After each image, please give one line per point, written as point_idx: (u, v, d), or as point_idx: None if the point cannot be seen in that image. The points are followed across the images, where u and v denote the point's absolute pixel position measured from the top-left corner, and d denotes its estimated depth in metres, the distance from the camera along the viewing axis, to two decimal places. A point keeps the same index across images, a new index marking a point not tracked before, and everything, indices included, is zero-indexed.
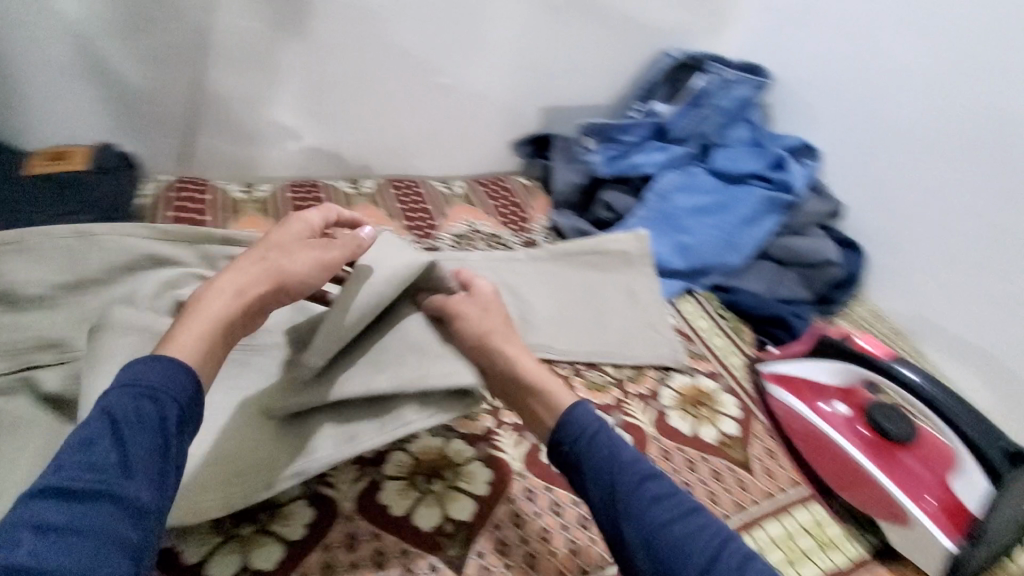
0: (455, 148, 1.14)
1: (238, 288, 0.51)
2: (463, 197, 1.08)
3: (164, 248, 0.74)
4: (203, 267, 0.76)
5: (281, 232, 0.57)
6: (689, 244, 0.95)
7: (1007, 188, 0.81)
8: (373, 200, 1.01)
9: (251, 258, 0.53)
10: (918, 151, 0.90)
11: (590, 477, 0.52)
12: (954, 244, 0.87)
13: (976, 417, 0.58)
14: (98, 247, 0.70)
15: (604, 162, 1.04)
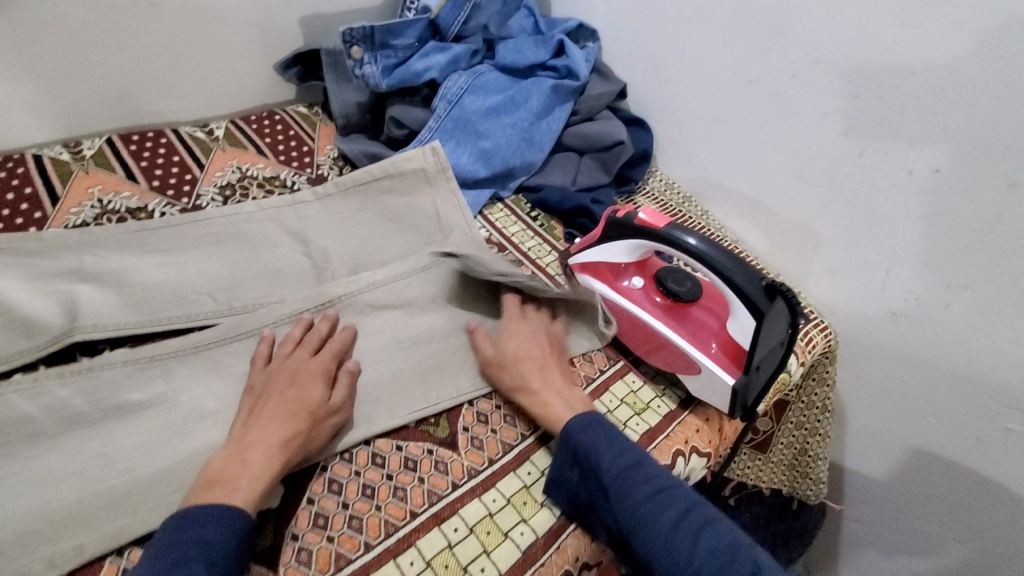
0: (204, 81, 0.95)
1: (280, 453, 0.52)
2: (226, 139, 0.90)
3: None
4: None
5: (307, 383, 0.57)
6: (488, 149, 0.90)
7: (754, 40, 0.83)
8: (101, 162, 0.81)
9: (285, 417, 0.54)
10: (680, 17, 0.91)
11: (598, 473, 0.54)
12: (720, 104, 0.91)
13: (741, 265, 0.61)
14: None
15: (379, 72, 0.91)
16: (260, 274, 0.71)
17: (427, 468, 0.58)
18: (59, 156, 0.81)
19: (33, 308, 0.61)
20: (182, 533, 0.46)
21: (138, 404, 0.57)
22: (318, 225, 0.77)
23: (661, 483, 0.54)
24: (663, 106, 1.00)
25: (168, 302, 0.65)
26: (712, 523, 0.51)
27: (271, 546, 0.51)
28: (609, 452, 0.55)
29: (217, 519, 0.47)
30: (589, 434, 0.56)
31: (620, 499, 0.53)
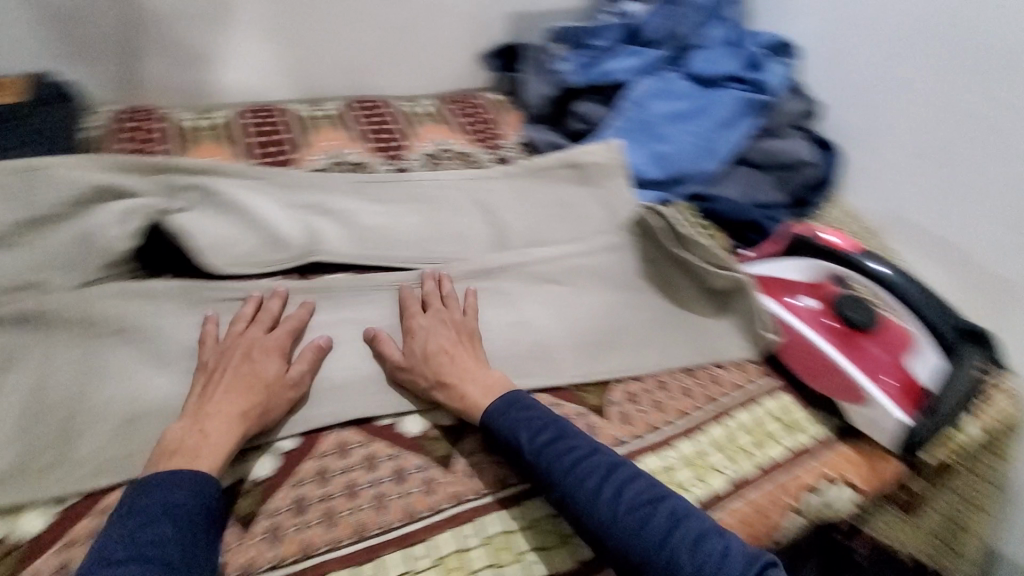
0: (418, 61, 1.07)
1: (239, 423, 0.57)
2: (432, 116, 1.03)
3: (117, 177, 0.70)
4: (162, 198, 0.72)
5: (261, 360, 0.61)
6: (665, 153, 0.93)
7: (986, 76, 0.80)
8: (336, 122, 0.97)
9: (256, 389, 0.59)
10: (901, 44, 0.89)
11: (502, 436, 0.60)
12: (931, 137, 0.86)
13: (934, 303, 0.66)
14: (48, 180, 0.67)
15: (575, 69, 0.99)
16: (452, 233, 0.80)
17: (617, 414, 0.65)
18: (307, 113, 0.98)
19: (284, 228, 0.74)
20: (167, 495, 0.51)
21: (352, 320, 0.69)
22: (502, 199, 0.85)
23: (612, 461, 0.58)
24: (857, 132, 0.96)
25: (380, 244, 0.77)
26: (636, 478, 0.57)
27: (446, 457, 0.63)
28: (510, 418, 0.60)
29: (181, 482, 0.52)
30: (507, 411, 0.61)
31: (539, 469, 0.58)
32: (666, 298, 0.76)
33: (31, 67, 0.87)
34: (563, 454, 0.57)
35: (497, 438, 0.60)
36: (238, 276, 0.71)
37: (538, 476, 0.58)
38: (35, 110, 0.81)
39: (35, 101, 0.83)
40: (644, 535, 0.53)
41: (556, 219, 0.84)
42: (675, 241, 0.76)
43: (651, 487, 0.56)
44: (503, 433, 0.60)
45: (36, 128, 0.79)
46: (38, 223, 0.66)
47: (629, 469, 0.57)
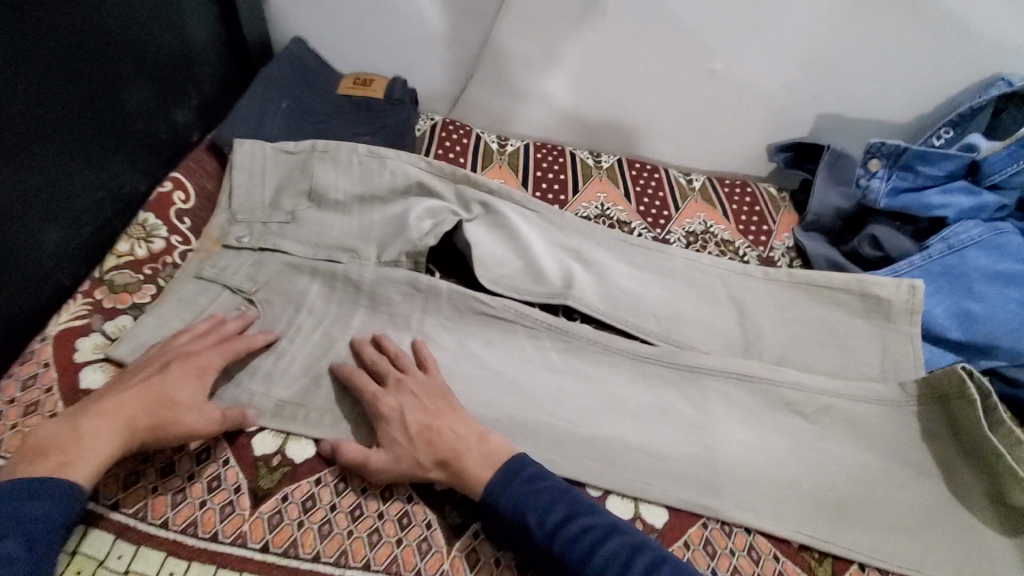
0: (704, 139, 1.07)
1: (123, 433, 0.55)
2: (700, 193, 1.01)
3: (431, 180, 0.81)
4: (457, 207, 0.81)
5: (178, 375, 0.60)
6: (976, 315, 0.79)
7: None
8: (609, 174, 1.00)
9: (424, 398, 0.63)
10: None
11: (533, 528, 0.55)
12: None
13: None
14: (385, 169, 0.81)
15: (885, 190, 0.87)
16: (701, 322, 0.78)
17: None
18: (586, 160, 1.03)
19: (548, 265, 0.79)
20: (24, 506, 0.49)
21: (583, 373, 0.70)
22: (766, 311, 0.79)
23: (555, 517, 0.56)
24: None
25: (627, 310, 0.77)
26: (654, 551, 0.55)
27: None
28: (510, 490, 0.57)
29: (54, 497, 0.51)
30: (515, 487, 0.57)
31: (551, 556, 0.54)
32: (935, 487, 0.66)
33: (391, 71, 1.05)
34: (580, 540, 0.54)
35: (497, 519, 0.57)
36: (499, 295, 0.77)
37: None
38: (387, 108, 0.99)
39: (388, 100, 1.00)
40: None
41: (818, 348, 0.77)
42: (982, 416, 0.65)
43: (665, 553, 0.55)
44: (506, 517, 0.56)
45: (384, 123, 0.96)
46: (368, 201, 0.79)
47: (641, 539, 0.56)
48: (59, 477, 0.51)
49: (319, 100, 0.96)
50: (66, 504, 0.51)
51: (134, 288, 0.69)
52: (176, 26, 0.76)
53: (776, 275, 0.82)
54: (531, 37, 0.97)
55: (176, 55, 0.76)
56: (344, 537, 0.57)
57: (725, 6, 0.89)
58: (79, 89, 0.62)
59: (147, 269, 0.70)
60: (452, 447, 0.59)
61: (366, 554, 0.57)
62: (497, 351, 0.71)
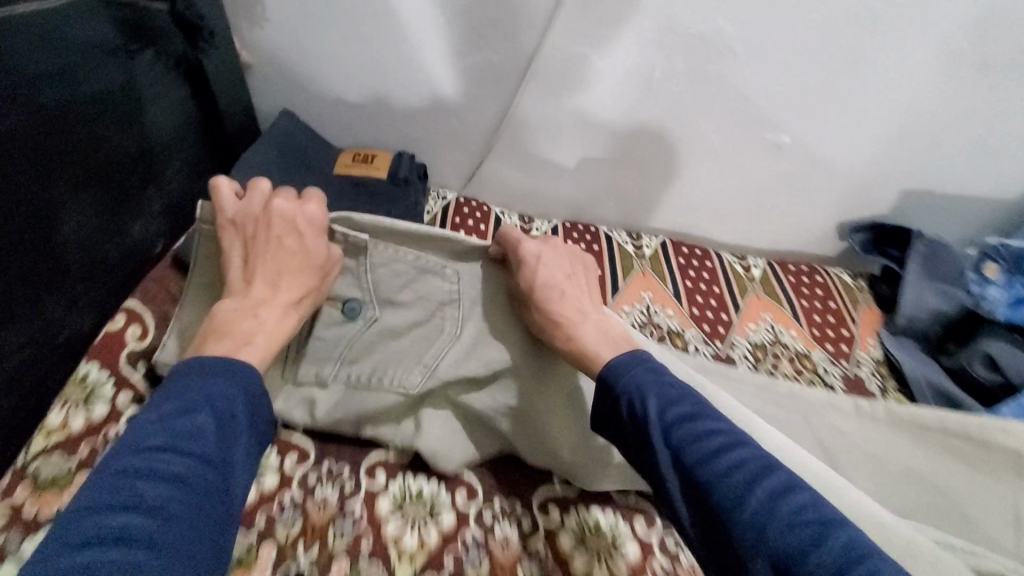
0: (762, 215, 0.91)
1: (293, 311, 0.55)
2: (761, 283, 0.85)
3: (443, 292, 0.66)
4: None
5: (291, 241, 0.57)
6: None
7: None
8: (654, 266, 0.85)
9: (561, 263, 0.64)
10: None
11: (654, 410, 0.50)
12: None
13: None
14: None
15: (1003, 301, 0.74)
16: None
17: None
18: (625, 245, 0.88)
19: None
20: (200, 386, 0.45)
21: (644, 569, 0.55)
22: (868, 466, 0.66)
23: (683, 411, 0.50)
24: None
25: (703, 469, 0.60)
26: (797, 491, 0.44)
27: None
28: (650, 385, 0.52)
29: (235, 370, 0.48)
30: (633, 374, 0.53)
31: (661, 465, 0.48)
32: None
33: (394, 142, 0.91)
34: (700, 443, 0.47)
35: (615, 403, 0.53)
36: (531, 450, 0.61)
37: (692, 484, 0.46)
38: (391, 190, 0.85)
39: (391, 180, 0.86)
40: (767, 530, 0.42)
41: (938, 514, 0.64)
42: None
43: (817, 509, 0.43)
44: (623, 394, 0.52)
45: (387, 211, 0.82)
46: None
47: (785, 475, 0.45)
48: (235, 357, 0.49)
49: (313, 187, 0.82)
50: (248, 379, 0.48)
51: (63, 481, 0.51)
52: (133, 122, 0.62)
53: (873, 412, 0.69)
54: (558, 106, 0.82)
55: (133, 159, 0.62)
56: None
57: (800, 75, 0.73)
58: (6, 225, 0.48)
59: (84, 448, 0.54)
60: (549, 299, 0.59)
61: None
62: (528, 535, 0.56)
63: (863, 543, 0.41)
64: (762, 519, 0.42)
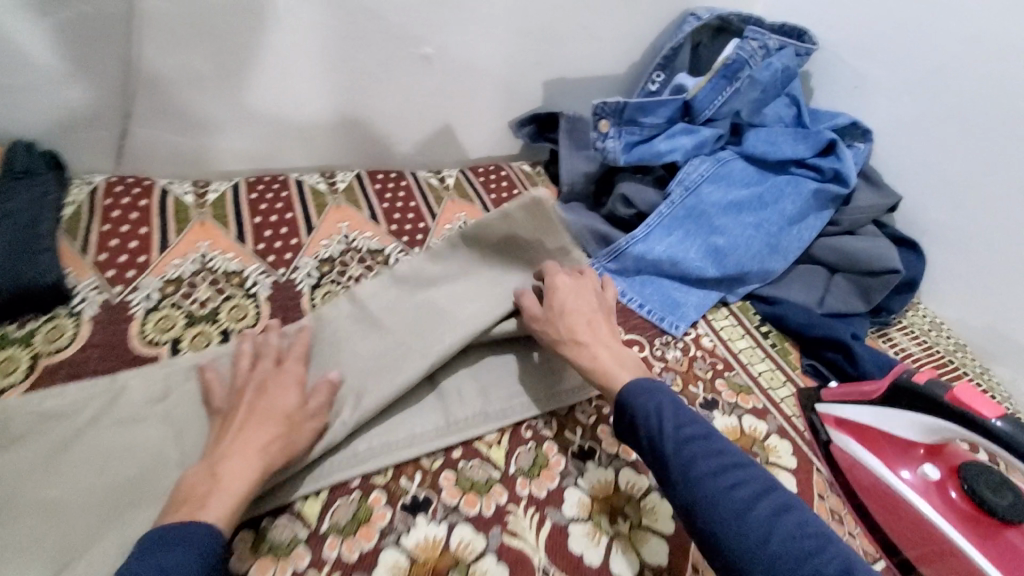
0: (447, 131, 0.98)
1: None
2: (455, 190, 0.92)
3: None
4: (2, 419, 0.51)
5: None
6: (722, 247, 0.81)
7: None
8: (348, 196, 0.85)
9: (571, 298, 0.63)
10: (974, 144, 0.79)
11: (656, 430, 0.52)
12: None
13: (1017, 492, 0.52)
14: None
15: (620, 148, 0.86)
16: (496, 366, 0.65)
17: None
18: (316, 185, 0.86)
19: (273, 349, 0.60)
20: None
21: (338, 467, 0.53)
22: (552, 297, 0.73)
23: (718, 441, 0.50)
24: (948, 231, 0.83)
25: (380, 366, 0.60)
26: (788, 513, 0.46)
27: None
28: (671, 418, 0.52)
29: (194, 537, 0.42)
30: (649, 399, 0.54)
31: (671, 478, 0.50)
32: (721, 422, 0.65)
33: None
34: (693, 449, 0.50)
35: (632, 422, 0.54)
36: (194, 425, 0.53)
37: (668, 478, 0.50)
38: (4, 185, 0.68)
39: (7, 171, 0.69)
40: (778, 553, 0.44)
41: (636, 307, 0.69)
42: (749, 340, 0.77)
43: (812, 531, 0.45)
44: (642, 416, 0.53)
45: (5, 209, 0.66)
46: None
47: (782, 494, 0.47)
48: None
49: None
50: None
51: None
52: None
53: None
54: (188, 52, 0.75)
55: None
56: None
57: None
58: None
59: None
60: (573, 327, 0.60)
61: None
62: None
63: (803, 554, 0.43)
64: (757, 508, 0.46)
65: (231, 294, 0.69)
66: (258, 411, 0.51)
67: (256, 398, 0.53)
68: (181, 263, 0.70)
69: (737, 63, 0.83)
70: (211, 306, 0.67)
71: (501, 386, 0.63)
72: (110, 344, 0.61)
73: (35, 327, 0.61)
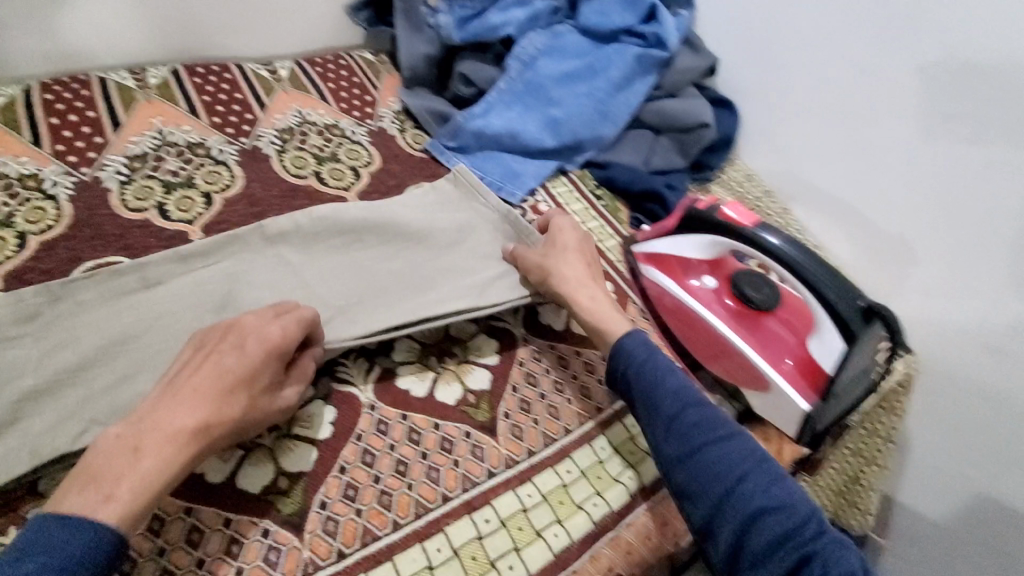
0: (276, 19, 0.91)
1: None
2: (289, 81, 0.87)
3: None
4: None
5: None
6: (558, 117, 0.84)
7: (851, 63, 0.80)
8: (164, 93, 0.79)
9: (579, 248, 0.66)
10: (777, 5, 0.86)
11: (654, 391, 0.55)
12: (812, 106, 0.85)
13: (774, 292, 0.63)
14: None
15: (453, 24, 0.86)
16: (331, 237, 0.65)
17: (538, 413, 0.60)
18: (123, 81, 0.79)
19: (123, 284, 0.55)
20: (43, 532, 0.38)
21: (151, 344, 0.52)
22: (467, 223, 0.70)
23: (712, 407, 0.55)
24: (758, 87, 0.91)
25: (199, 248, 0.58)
26: (779, 479, 0.50)
27: (295, 515, 0.50)
28: (674, 380, 0.56)
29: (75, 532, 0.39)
30: (647, 357, 0.57)
31: (668, 433, 0.54)
32: None
33: None
34: (693, 412, 0.54)
35: (629, 380, 0.57)
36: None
37: (662, 434, 0.54)
38: None
39: None
40: (754, 506, 0.49)
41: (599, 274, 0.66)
42: (582, 203, 0.82)
43: (789, 494, 0.50)
44: (637, 372, 0.57)
45: None
46: None
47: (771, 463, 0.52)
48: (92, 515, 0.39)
49: None
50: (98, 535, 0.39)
51: None
52: None
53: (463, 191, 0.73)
54: None
55: None
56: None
57: None
58: None
59: None
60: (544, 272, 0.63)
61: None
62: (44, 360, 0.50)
63: (781, 523, 0.48)
64: (750, 466, 0.51)
65: (25, 197, 0.63)
66: (229, 359, 0.48)
67: (227, 337, 0.49)
68: None
69: None
70: (1, 210, 0.61)
71: (330, 256, 0.63)
72: None
73: None
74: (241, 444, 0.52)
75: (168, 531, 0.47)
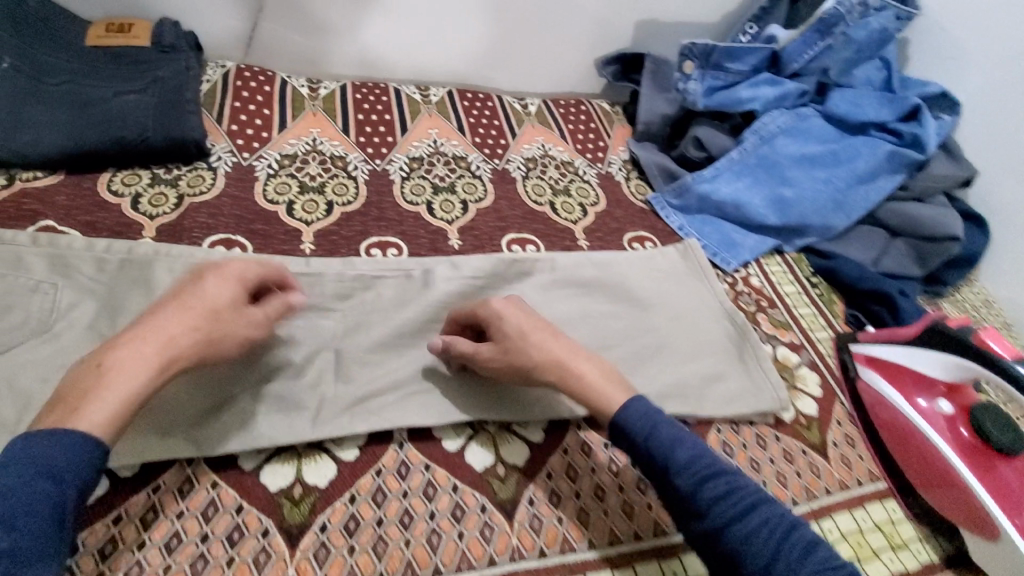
0: (537, 63, 1.03)
1: None
2: (536, 117, 0.98)
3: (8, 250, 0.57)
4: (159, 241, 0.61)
5: None
6: (788, 198, 0.84)
7: None
8: (441, 109, 0.93)
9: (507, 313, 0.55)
10: None
11: (671, 460, 0.48)
12: None
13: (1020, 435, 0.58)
14: None
15: (701, 91, 0.89)
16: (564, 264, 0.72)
17: None
18: (412, 95, 0.94)
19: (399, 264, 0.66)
20: (28, 448, 0.38)
21: (415, 318, 0.61)
22: (699, 299, 0.73)
23: (753, 492, 0.47)
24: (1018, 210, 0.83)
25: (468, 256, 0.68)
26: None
27: (509, 502, 0.52)
28: (681, 446, 0.48)
29: (66, 450, 0.38)
30: (647, 422, 0.50)
31: (687, 508, 0.47)
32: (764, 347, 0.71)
33: (154, 14, 0.84)
34: (707, 488, 0.46)
35: (627, 445, 0.50)
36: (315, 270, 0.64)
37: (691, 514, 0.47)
38: (154, 56, 0.77)
39: (157, 47, 0.78)
40: None
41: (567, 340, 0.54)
42: (797, 286, 0.80)
43: None
44: (635, 434, 0.49)
45: (152, 74, 0.75)
46: None
47: (809, 531, 0.46)
48: (69, 427, 0.39)
49: (65, 57, 0.73)
50: (85, 451, 0.39)
51: None
52: None
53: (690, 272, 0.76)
54: None
55: None
56: (457, 539, 0.48)
57: None
58: None
59: None
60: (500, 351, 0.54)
61: (457, 555, 0.48)
62: (339, 305, 0.61)
63: None
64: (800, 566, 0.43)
65: (335, 173, 0.78)
66: (189, 296, 0.47)
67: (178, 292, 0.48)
68: (296, 144, 0.81)
69: (833, 17, 0.84)
70: (318, 180, 0.76)
71: (561, 281, 0.70)
72: (236, 197, 0.71)
73: (180, 174, 0.72)
74: (471, 424, 0.56)
75: (410, 478, 0.51)
